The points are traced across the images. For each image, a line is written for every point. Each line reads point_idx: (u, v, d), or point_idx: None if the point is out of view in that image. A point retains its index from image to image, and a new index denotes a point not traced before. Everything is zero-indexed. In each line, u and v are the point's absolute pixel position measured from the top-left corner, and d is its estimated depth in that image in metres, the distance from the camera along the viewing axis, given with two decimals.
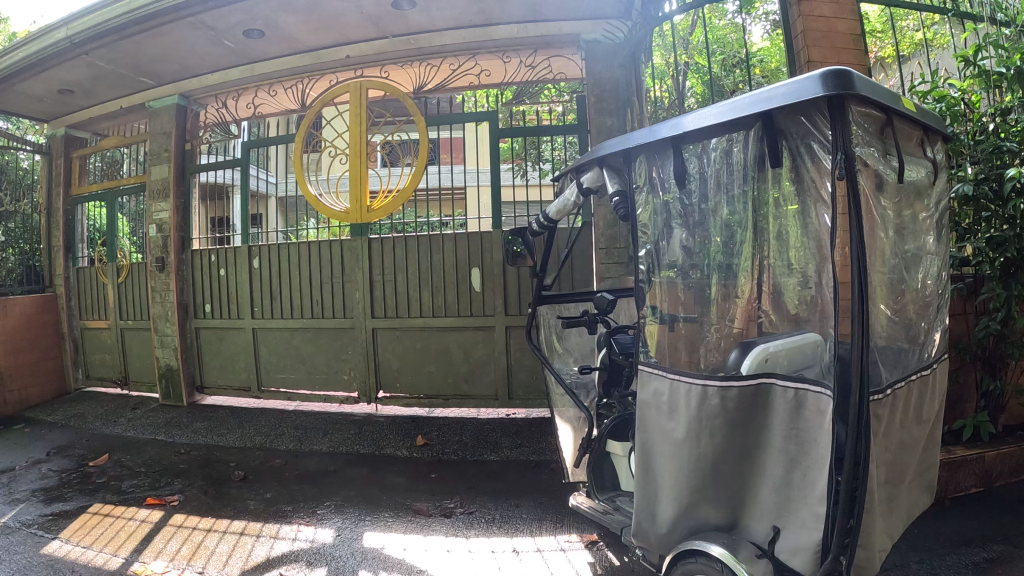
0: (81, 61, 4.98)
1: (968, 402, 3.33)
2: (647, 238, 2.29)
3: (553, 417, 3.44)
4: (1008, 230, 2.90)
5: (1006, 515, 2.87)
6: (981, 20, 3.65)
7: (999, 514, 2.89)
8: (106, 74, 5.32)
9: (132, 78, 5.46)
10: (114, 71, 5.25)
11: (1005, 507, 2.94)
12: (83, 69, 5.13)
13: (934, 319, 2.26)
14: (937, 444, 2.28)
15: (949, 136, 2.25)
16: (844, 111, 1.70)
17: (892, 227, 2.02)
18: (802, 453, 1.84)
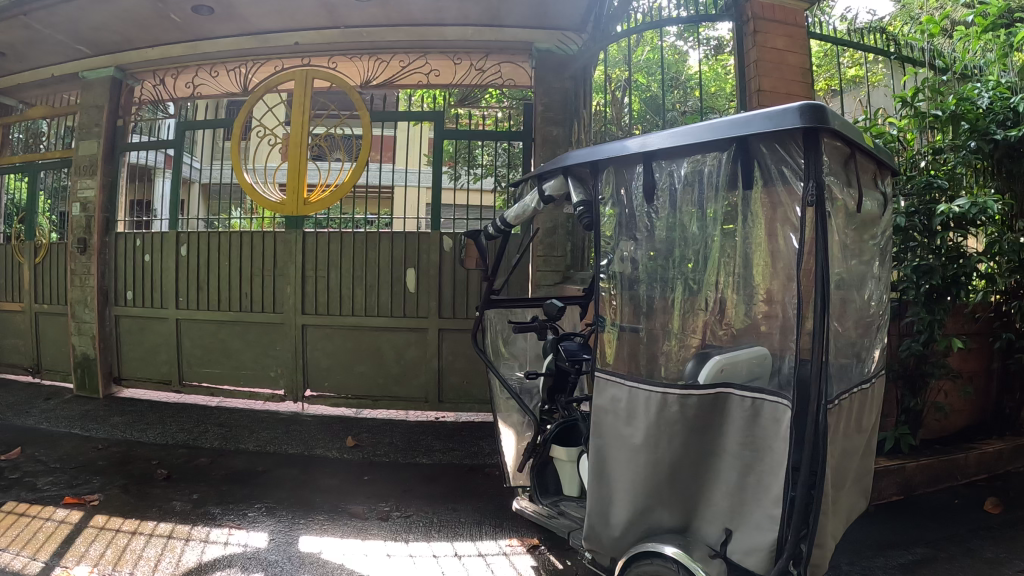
0: (17, 22, 4.60)
1: (888, 417, 3.49)
2: (608, 247, 2.39)
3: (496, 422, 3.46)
4: (931, 259, 3.16)
5: (914, 524, 3.13)
6: (920, 66, 3.94)
7: (910, 523, 3.14)
8: (41, 39, 4.92)
9: (69, 46, 5.07)
10: (50, 36, 4.87)
11: (916, 516, 3.19)
12: (18, 30, 4.75)
13: (875, 338, 2.43)
14: (872, 452, 2.50)
15: (897, 172, 2.45)
16: (817, 143, 1.87)
17: (848, 252, 2.17)
18: (757, 459, 2.03)
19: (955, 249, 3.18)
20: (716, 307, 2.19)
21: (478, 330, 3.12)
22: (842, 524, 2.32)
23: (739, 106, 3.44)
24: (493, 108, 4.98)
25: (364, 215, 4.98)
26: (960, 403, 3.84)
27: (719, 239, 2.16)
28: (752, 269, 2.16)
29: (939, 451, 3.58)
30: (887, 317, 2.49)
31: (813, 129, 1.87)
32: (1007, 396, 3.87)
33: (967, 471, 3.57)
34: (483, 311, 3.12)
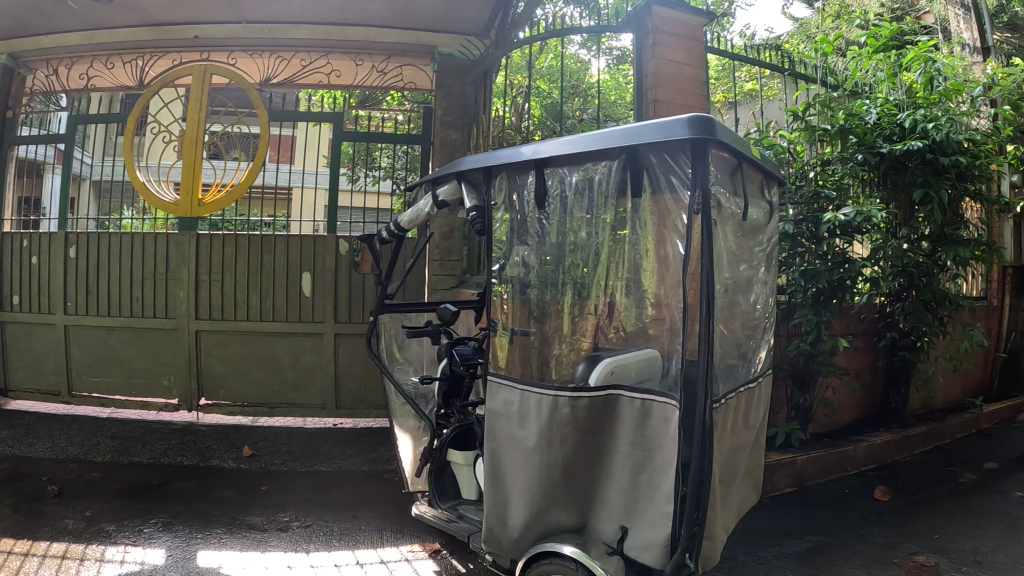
0: None
1: (779, 413, 3.63)
2: (500, 252, 2.41)
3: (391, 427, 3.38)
4: (818, 263, 3.31)
5: (804, 515, 3.28)
6: (813, 82, 4.14)
7: (801, 513, 3.28)
8: None
9: None
10: None
11: (805, 507, 3.34)
12: None
13: (761, 338, 2.51)
14: (762, 447, 2.58)
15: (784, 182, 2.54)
16: (703, 153, 1.94)
17: (732, 257, 2.23)
18: (648, 458, 2.12)
19: (840, 255, 3.32)
20: (608, 314, 2.31)
21: (371, 335, 3.05)
22: (732, 517, 2.42)
23: (636, 112, 3.50)
24: (393, 112, 5.02)
25: (261, 216, 4.86)
26: (846, 399, 4.03)
27: (610, 244, 2.22)
28: (641, 276, 2.26)
29: (829, 444, 3.76)
30: (772, 321, 2.58)
31: (700, 141, 1.93)
32: (892, 392, 4.06)
33: (855, 462, 3.75)
34: (376, 315, 3.07)
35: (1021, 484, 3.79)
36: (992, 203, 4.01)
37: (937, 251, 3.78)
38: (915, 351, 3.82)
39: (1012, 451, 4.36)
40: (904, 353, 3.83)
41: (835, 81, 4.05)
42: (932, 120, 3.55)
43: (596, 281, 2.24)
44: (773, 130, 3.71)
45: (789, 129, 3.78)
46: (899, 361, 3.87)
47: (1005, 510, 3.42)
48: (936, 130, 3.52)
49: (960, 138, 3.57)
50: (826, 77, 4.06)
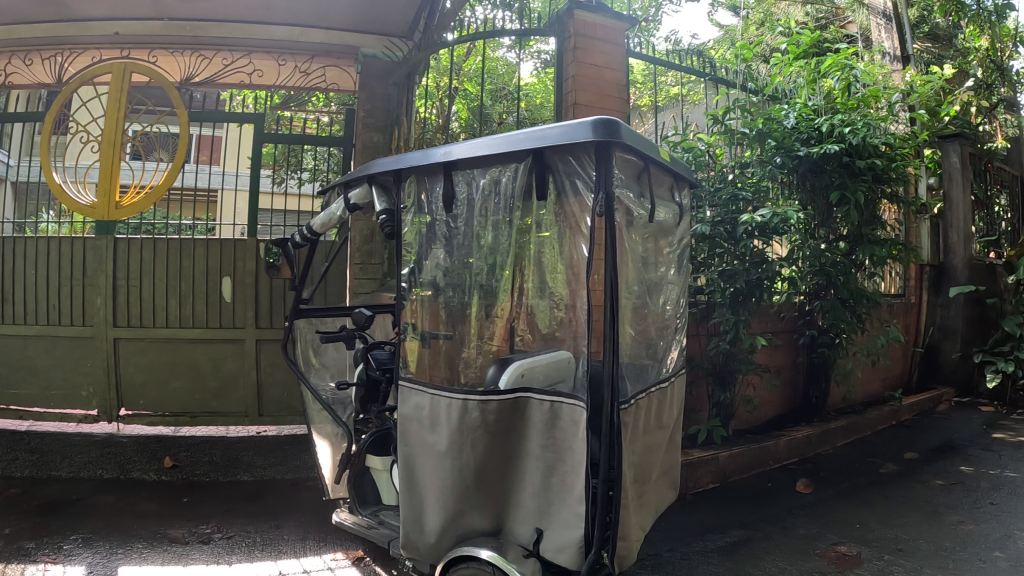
0: None
1: (700, 411, 3.68)
2: (410, 256, 2.38)
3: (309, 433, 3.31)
4: (736, 264, 3.35)
5: (734, 508, 3.34)
6: (734, 87, 4.13)
7: (729, 507, 3.34)
8: None
9: None
10: None
11: (733, 501, 3.41)
12: None
13: (672, 338, 2.53)
14: (677, 445, 2.57)
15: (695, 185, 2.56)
16: (608, 157, 1.94)
17: (640, 259, 2.25)
18: (559, 459, 2.12)
19: (757, 256, 3.38)
20: (522, 324, 2.34)
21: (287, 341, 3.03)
22: (650, 517, 2.40)
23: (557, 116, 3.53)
24: (318, 113, 5.05)
25: (184, 220, 4.72)
26: (769, 396, 4.11)
27: (517, 242, 2.22)
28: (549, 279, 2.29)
29: (751, 440, 3.82)
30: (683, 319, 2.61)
31: (605, 144, 1.93)
32: (813, 387, 4.16)
33: (778, 456, 3.83)
34: (292, 320, 3.06)
35: (937, 473, 3.95)
36: (908, 205, 4.12)
37: (854, 250, 3.85)
38: (834, 347, 3.92)
39: (928, 442, 4.52)
40: (824, 350, 3.91)
41: (757, 87, 4.11)
42: (848, 125, 3.66)
43: (505, 284, 2.26)
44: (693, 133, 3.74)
45: (709, 132, 3.79)
46: (820, 357, 3.96)
47: (922, 499, 3.54)
48: (855, 134, 3.63)
49: (876, 142, 3.74)
50: (747, 83, 4.12)
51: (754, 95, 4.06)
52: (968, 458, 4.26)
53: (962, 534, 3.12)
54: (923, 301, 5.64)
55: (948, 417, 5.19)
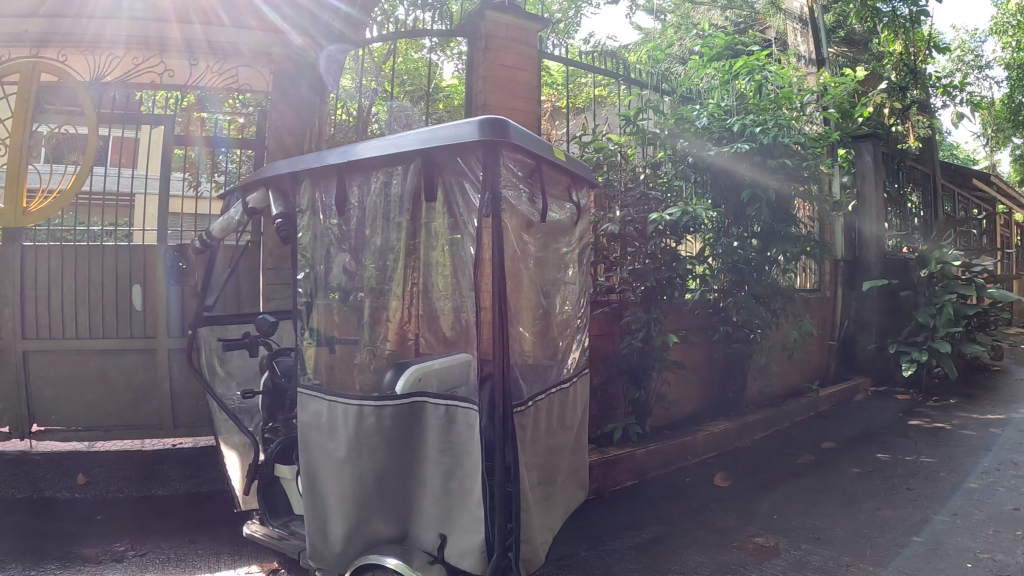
0: None
1: (617, 409, 3.75)
2: (305, 261, 2.28)
3: (217, 445, 3.28)
4: (648, 264, 3.46)
5: (658, 502, 3.38)
6: (646, 88, 4.14)
7: (652, 502, 3.38)
8: None
9: None
10: None
11: (656, 496, 3.45)
12: None
13: (571, 338, 2.53)
14: (585, 446, 2.54)
15: (593, 185, 2.53)
16: (495, 156, 1.89)
17: (535, 260, 2.26)
18: (457, 463, 2.09)
19: (670, 255, 3.50)
20: (431, 324, 2.45)
21: (191, 349, 2.98)
22: (558, 519, 2.37)
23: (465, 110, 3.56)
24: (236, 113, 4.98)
25: (101, 225, 4.34)
26: (685, 392, 4.19)
27: (406, 245, 2.24)
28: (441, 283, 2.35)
29: (668, 437, 3.87)
30: (583, 320, 2.62)
31: (494, 145, 1.87)
32: (730, 382, 4.25)
33: (696, 451, 3.89)
34: (196, 328, 3.03)
35: (854, 460, 4.07)
36: (820, 204, 4.17)
37: (768, 246, 3.87)
38: (747, 342, 3.98)
39: (846, 431, 4.67)
40: (738, 345, 3.96)
41: (670, 89, 4.17)
42: (757, 126, 3.73)
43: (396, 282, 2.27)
44: (603, 133, 3.74)
45: (620, 132, 3.84)
46: (734, 352, 4.00)
47: (841, 487, 3.63)
48: (764, 134, 3.70)
49: (789, 142, 3.80)
50: (661, 85, 4.17)
51: (667, 95, 4.14)
52: (883, 445, 4.40)
53: (879, 520, 3.20)
54: (838, 293, 5.81)
55: (866, 406, 5.37)
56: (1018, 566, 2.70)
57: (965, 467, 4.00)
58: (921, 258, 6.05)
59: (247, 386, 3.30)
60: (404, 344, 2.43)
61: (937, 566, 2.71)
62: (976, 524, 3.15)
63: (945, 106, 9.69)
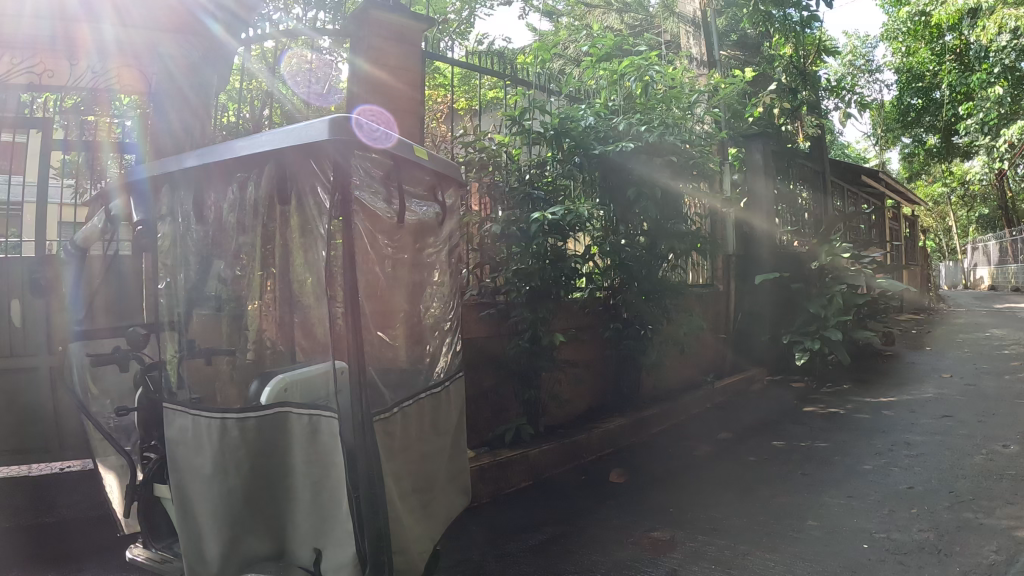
0: None
1: (510, 410, 3.85)
2: (166, 270, 2.16)
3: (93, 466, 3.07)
4: (529, 262, 3.47)
5: (558, 501, 3.37)
6: (531, 89, 4.16)
7: (553, 501, 3.37)
8: None
9: None
10: None
11: (557, 495, 3.44)
12: None
13: (443, 341, 2.45)
14: (464, 448, 2.51)
15: (462, 184, 2.46)
16: (348, 157, 1.86)
17: (389, 263, 2.31)
18: (323, 475, 2.01)
19: (555, 254, 3.58)
20: (302, 330, 2.40)
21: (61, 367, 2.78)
22: (439, 527, 2.31)
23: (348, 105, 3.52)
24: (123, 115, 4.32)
25: None
26: (577, 389, 4.33)
27: (261, 245, 2.28)
28: (293, 282, 2.35)
29: (563, 437, 3.93)
30: (455, 322, 2.51)
31: (344, 146, 1.82)
32: (624, 377, 4.43)
33: (590, 449, 3.98)
34: None
35: (750, 449, 4.20)
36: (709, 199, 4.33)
37: (657, 243, 3.99)
38: (639, 340, 4.11)
39: (743, 421, 4.81)
40: (628, 342, 4.10)
41: (558, 88, 4.25)
42: (643, 124, 3.90)
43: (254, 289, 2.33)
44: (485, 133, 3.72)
45: (506, 131, 3.90)
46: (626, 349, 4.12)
47: (738, 476, 3.72)
48: (649, 133, 3.87)
49: (675, 141, 3.91)
50: (549, 84, 4.25)
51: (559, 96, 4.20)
52: (779, 432, 4.55)
53: (777, 506, 3.28)
54: (730, 288, 6.03)
55: (765, 396, 5.56)
56: (913, 543, 2.80)
57: (858, 450, 4.16)
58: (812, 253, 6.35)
59: (121, 403, 3.08)
60: (265, 354, 2.41)
61: (833, 548, 2.78)
62: (873, 505, 3.26)
63: (836, 107, 10.23)
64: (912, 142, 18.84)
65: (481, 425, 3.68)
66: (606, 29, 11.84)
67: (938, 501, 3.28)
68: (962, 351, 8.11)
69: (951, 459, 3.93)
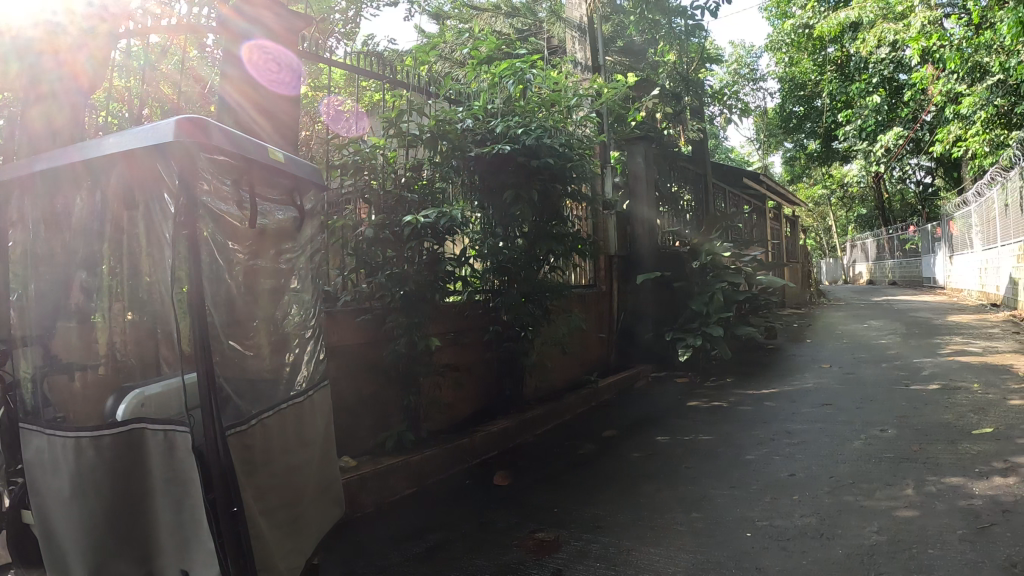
0: None
1: (392, 416, 3.84)
2: (16, 281, 2.22)
3: None
4: (406, 267, 3.52)
5: (444, 508, 3.36)
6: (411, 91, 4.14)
7: (442, 508, 3.36)
8: None
9: None
10: None
11: (445, 502, 3.43)
12: None
13: (307, 350, 2.52)
14: (334, 459, 2.53)
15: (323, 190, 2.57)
16: (192, 158, 1.84)
17: (241, 272, 2.21)
18: (184, 492, 1.90)
19: (432, 258, 3.64)
20: (163, 342, 2.16)
21: None
22: (311, 542, 2.31)
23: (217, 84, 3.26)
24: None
25: None
26: (459, 393, 4.39)
27: (111, 247, 2.14)
28: (140, 281, 2.16)
29: (448, 440, 3.97)
30: (318, 328, 2.65)
31: (192, 147, 1.83)
32: (507, 379, 4.62)
33: (474, 452, 4.03)
34: None
35: (635, 445, 4.34)
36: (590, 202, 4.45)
37: (535, 247, 4.13)
38: (519, 340, 4.31)
39: (630, 417, 4.96)
40: (510, 344, 4.30)
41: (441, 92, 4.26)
42: (520, 127, 3.94)
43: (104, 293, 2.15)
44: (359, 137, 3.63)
45: (383, 133, 3.84)
46: (507, 350, 4.34)
47: (625, 473, 3.82)
48: (527, 135, 3.92)
49: (552, 144, 4.02)
50: (433, 87, 4.26)
51: (446, 100, 4.21)
52: (665, 427, 4.72)
53: (660, 501, 3.39)
54: (613, 287, 6.22)
55: (654, 393, 5.74)
56: (796, 529, 2.96)
57: (740, 441, 4.37)
58: (693, 252, 6.66)
59: None
60: (122, 369, 2.25)
61: (715, 539, 2.90)
62: (754, 494, 3.43)
63: (720, 113, 10.73)
64: (793, 146, 19.97)
65: (362, 434, 3.67)
66: (497, 33, 11.96)
67: (818, 486, 3.48)
68: (839, 342, 8.65)
69: (828, 445, 4.17)
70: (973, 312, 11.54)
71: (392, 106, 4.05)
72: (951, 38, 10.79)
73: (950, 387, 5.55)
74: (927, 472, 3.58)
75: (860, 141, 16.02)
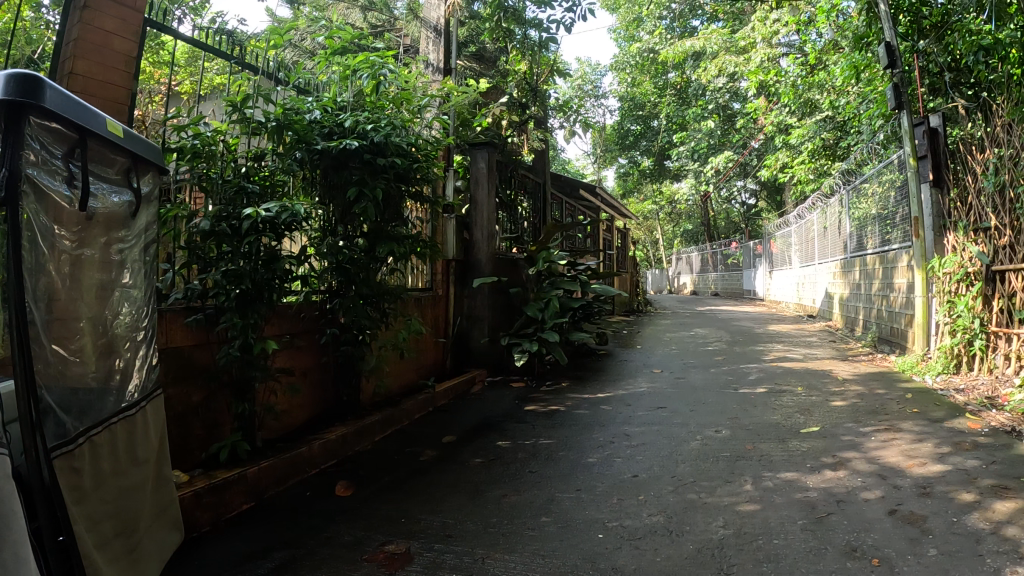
0: None
1: (223, 425, 3.62)
2: None
3: None
4: (242, 264, 3.32)
5: (289, 524, 3.20)
6: (254, 76, 4.01)
7: (285, 524, 3.19)
8: None
9: None
10: None
11: (289, 517, 3.27)
12: None
13: (129, 355, 2.31)
14: (168, 480, 2.43)
15: (160, 167, 2.50)
16: (19, 119, 1.69)
17: (68, 260, 1.99)
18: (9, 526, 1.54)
19: (267, 254, 3.43)
20: None
21: None
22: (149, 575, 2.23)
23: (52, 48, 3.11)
24: None
25: None
26: (294, 400, 4.22)
27: None
28: None
29: (283, 450, 3.80)
30: (147, 330, 2.47)
31: (17, 107, 1.68)
32: (343, 383, 4.50)
33: (313, 461, 3.89)
34: None
35: (477, 450, 4.36)
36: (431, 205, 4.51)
37: (374, 246, 4.06)
38: (356, 344, 4.21)
39: (470, 423, 4.99)
40: (347, 347, 4.20)
41: (286, 80, 4.15)
42: (370, 123, 3.94)
43: None
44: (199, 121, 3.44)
45: (223, 117, 3.65)
46: (343, 354, 4.21)
47: (474, 480, 3.82)
48: (375, 132, 3.93)
49: (400, 142, 4.05)
50: (276, 74, 4.13)
51: (288, 89, 4.10)
52: (506, 432, 4.78)
53: (510, 506, 3.41)
54: (448, 292, 6.33)
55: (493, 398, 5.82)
56: (644, 528, 3.06)
57: (580, 444, 4.49)
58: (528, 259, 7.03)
59: None
60: None
61: (571, 542, 2.94)
62: (600, 496, 3.52)
63: (561, 126, 11.08)
64: (626, 164, 21.05)
65: (192, 445, 3.42)
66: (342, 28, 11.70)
67: (663, 486, 3.62)
68: (665, 348, 9.15)
69: (667, 446, 4.38)
70: (788, 322, 12.59)
71: (234, 89, 3.89)
72: (787, 75, 11.80)
73: (776, 390, 6.01)
74: (762, 468, 3.83)
75: (693, 161, 17.19)
